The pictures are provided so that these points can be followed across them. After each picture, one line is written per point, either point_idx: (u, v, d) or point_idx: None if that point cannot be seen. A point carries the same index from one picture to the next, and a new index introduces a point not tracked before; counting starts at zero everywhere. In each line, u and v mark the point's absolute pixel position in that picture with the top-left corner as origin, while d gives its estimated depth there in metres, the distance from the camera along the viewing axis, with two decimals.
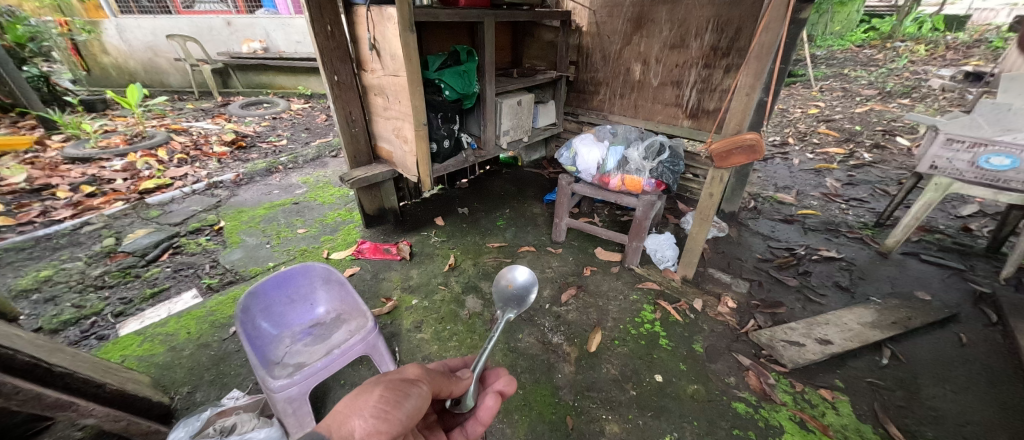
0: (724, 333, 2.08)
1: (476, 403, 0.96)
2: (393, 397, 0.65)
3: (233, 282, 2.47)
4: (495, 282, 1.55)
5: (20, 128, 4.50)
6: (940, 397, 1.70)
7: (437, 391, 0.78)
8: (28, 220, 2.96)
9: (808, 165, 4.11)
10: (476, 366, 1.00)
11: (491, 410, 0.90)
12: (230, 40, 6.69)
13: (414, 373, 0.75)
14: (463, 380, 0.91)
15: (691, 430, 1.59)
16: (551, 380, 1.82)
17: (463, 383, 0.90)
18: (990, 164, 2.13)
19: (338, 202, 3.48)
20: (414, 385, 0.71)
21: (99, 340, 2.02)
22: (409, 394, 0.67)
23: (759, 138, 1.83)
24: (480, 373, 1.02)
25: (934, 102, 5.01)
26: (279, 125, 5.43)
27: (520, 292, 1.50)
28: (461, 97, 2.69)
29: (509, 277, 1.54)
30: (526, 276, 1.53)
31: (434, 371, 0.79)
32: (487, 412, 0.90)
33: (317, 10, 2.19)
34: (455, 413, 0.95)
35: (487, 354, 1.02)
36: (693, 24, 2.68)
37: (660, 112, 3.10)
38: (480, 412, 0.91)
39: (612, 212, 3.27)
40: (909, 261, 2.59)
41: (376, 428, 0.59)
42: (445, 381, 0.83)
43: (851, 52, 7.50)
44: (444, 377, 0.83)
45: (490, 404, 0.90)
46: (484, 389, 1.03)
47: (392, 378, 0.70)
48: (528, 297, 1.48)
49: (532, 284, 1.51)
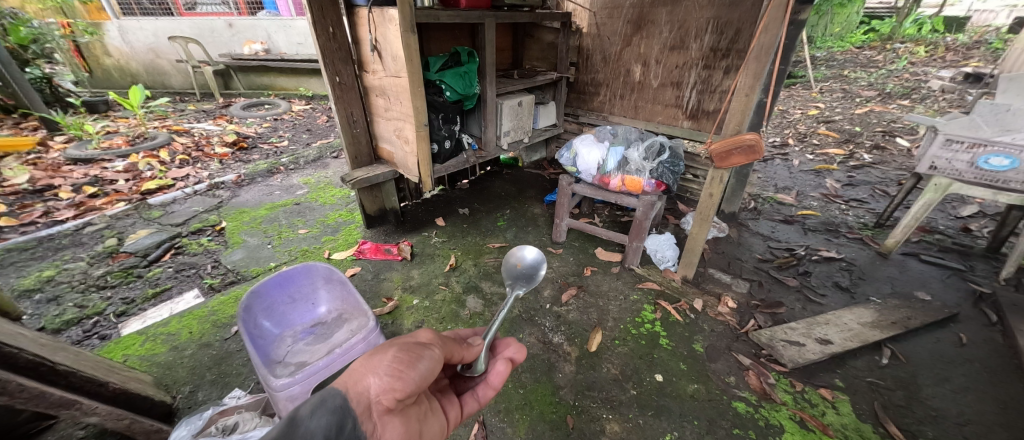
0: (724, 333, 2.09)
1: (487, 367, 1.00)
2: (407, 359, 0.70)
3: (234, 282, 2.48)
4: (505, 260, 1.52)
5: (23, 129, 4.52)
6: (940, 396, 1.71)
7: (448, 356, 0.83)
8: (31, 220, 2.98)
9: (808, 166, 4.12)
10: (486, 336, 1.02)
11: (502, 374, 0.95)
12: (231, 42, 6.72)
13: (427, 337, 0.80)
14: (475, 347, 0.95)
15: (691, 429, 1.60)
16: (552, 380, 1.83)
17: (475, 349, 0.94)
18: (989, 164, 2.13)
19: (339, 203, 3.49)
20: (427, 348, 0.76)
21: (101, 339, 2.03)
22: (422, 357, 0.73)
23: (758, 138, 1.84)
24: (490, 341, 1.06)
25: (934, 103, 5.02)
26: (281, 126, 5.45)
27: (529, 271, 1.47)
28: (462, 98, 2.70)
29: (518, 256, 1.51)
30: (535, 255, 1.50)
31: (446, 337, 0.84)
32: (498, 376, 0.96)
33: (319, 11, 2.21)
34: (467, 376, 0.99)
35: (497, 325, 1.05)
36: (693, 26, 2.69)
37: (660, 113, 3.12)
38: (491, 377, 0.97)
39: (612, 212, 3.28)
40: (909, 261, 2.60)
41: (391, 386, 0.65)
42: (457, 347, 0.88)
43: (851, 53, 7.52)
44: (455, 343, 0.88)
45: (501, 369, 0.96)
46: (494, 357, 1.05)
47: (406, 341, 0.75)
48: (538, 274, 1.45)
49: (541, 262, 1.48)
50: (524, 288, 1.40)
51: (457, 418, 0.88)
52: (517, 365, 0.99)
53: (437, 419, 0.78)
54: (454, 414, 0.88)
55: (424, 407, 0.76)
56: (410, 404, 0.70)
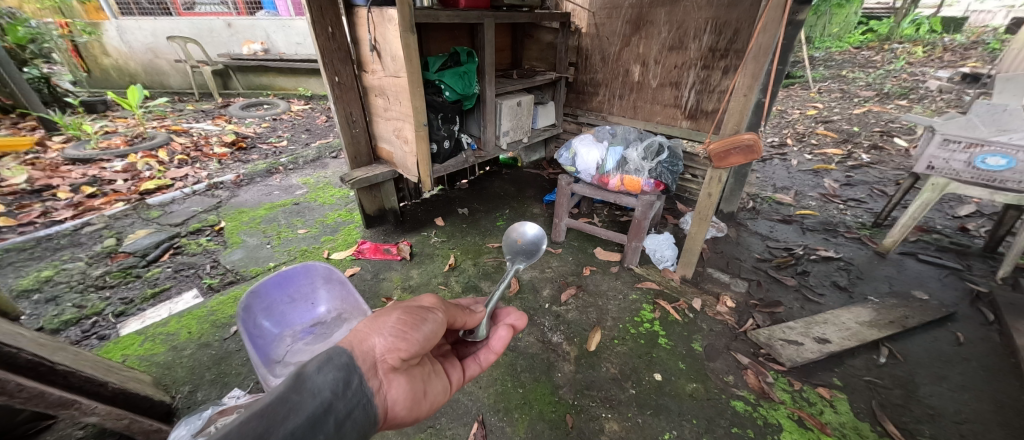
0: (722, 332, 2.09)
1: (488, 333, 1.10)
2: (410, 321, 0.76)
3: (234, 282, 2.48)
4: (506, 236, 1.60)
5: (22, 129, 4.51)
6: (937, 395, 1.72)
7: (452, 321, 0.91)
8: (29, 220, 2.97)
9: (806, 166, 4.13)
10: (489, 303, 1.14)
11: (504, 339, 1.06)
12: (230, 42, 6.70)
13: (429, 302, 0.87)
14: (478, 314, 1.04)
15: (689, 428, 1.60)
16: (551, 379, 1.83)
17: (478, 316, 1.03)
18: (986, 164, 2.14)
19: (338, 202, 3.49)
20: (429, 312, 0.82)
21: (100, 340, 2.03)
22: (425, 320, 0.79)
23: (756, 138, 1.85)
24: (492, 310, 1.16)
25: (931, 103, 5.03)
26: (280, 126, 5.45)
27: (530, 247, 1.55)
28: (461, 98, 2.71)
29: (519, 232, 1.58)
30: (537, 232, 1.57)
31: (448, 304, 0.92)
32: (499, 341, 1.07)
33: (318, 11, 2.21)
34: (469, 341, 1.10)
35: (500, 294, 1.17)
36: (692, 26, 2.70)
37: (659, 113, 3.12)
38: (494, 341, 1.07)
39: (611, 212, 3.29)
40: (907, 261, 2.60)
41: (396, 346, 0.69)
42: (459, 314, 0.96)
43: (849, 53, 7.55)
44: (459, 310, 0.96)
45: (503, 334, 1.07)
46: (495, 323, 1.16)
47: (410, 305, 0.81)
48: (539, 250, 1.51)
49: (542, 239, 1.55)
50: (525, 263, 1.44)
51: (460, 380, 0.95)
52: (518, 330, 1.12)
53: (439, 379, 0.84)
54: (457, 376, 0.95)
55: (426, 368, 0.81)
56: (413, 364, 0.76)
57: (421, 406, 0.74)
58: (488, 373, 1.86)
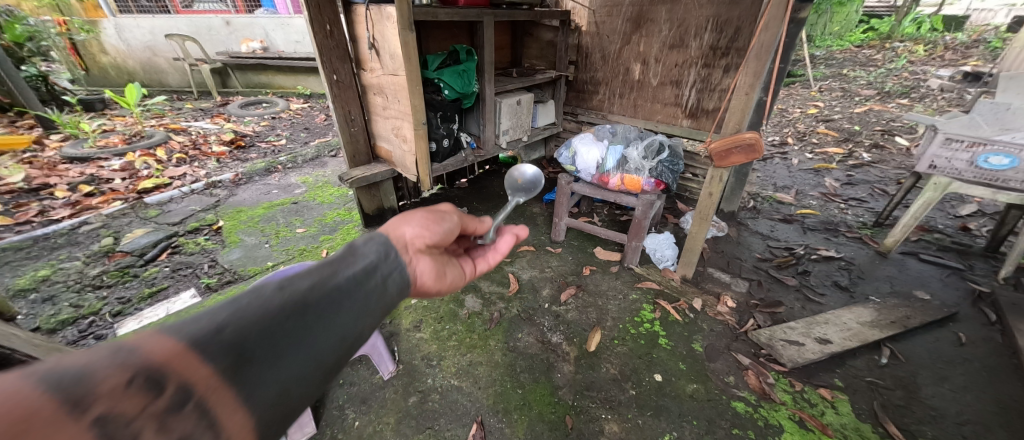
0: (723, 332, 2.08)
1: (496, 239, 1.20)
2: (431, 218, 0.86)
3: (232, 281, 2.47)
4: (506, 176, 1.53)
5: (19, 127, 4.49)
6: (939, 396, 1.71)
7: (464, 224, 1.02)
8: (26, 219, 2.95)
9: (807, 165, 4.12)
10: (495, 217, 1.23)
11: (509, 242, 1.15)
12: (229, 40, 6.67)
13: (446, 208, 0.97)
14: (485, 222, 1.15)
15: (690, 429, 1.60)
16: (551, 379, 1.82)
17: (486, 224, 1.14)
18: (989, 164, 2.12)
19: (337, 202, 3.48)
20: (447, 214, 0.93)
21: (98, 340, 2.02)
22: (443, 220, 0.90)
23: (758, 137, 1.84)
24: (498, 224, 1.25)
25: (932, 102, 5.01)
26: (279, 125, 5.43)
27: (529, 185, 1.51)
28: (461, 96, 2.69)
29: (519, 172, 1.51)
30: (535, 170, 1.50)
31: (461, 211, 1.02)
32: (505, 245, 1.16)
33: (316, 8, 2.19)
34: (479, 245, 1.20)
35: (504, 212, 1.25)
36: (693, 24, 2.68)
37: (659, 112, 3.10)
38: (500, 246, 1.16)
39: (611, 211, 3.28)
40: (908, 261, 2.59)
41: (421, 234, 0.80)
42: (469, 220, 1.07)
43: (850, 52, 7.52)
44: (469, 216, 1.06)
45: (509, 239, 1.16)
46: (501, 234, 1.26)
47: (430, 208, 0.92)
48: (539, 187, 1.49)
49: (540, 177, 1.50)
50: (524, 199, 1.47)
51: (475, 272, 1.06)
52: (522, 239, 1.18)
53: (458, 270, 0.97)
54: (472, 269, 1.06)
55: (447, 256, 0.93)
56: (437, 253, 0.88)
57: (445, 284, 0.86)
58: (487, 374, 1.85)
